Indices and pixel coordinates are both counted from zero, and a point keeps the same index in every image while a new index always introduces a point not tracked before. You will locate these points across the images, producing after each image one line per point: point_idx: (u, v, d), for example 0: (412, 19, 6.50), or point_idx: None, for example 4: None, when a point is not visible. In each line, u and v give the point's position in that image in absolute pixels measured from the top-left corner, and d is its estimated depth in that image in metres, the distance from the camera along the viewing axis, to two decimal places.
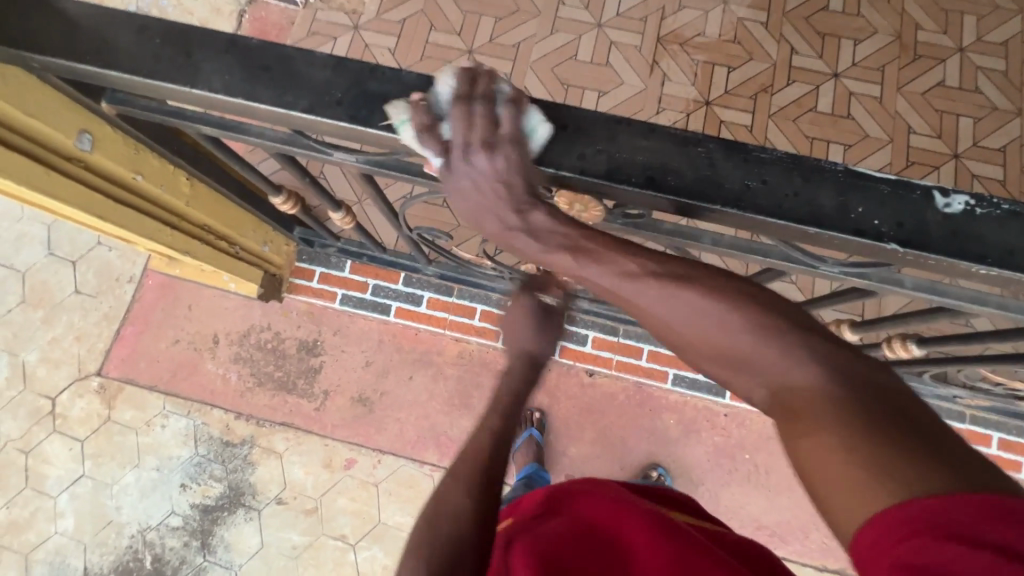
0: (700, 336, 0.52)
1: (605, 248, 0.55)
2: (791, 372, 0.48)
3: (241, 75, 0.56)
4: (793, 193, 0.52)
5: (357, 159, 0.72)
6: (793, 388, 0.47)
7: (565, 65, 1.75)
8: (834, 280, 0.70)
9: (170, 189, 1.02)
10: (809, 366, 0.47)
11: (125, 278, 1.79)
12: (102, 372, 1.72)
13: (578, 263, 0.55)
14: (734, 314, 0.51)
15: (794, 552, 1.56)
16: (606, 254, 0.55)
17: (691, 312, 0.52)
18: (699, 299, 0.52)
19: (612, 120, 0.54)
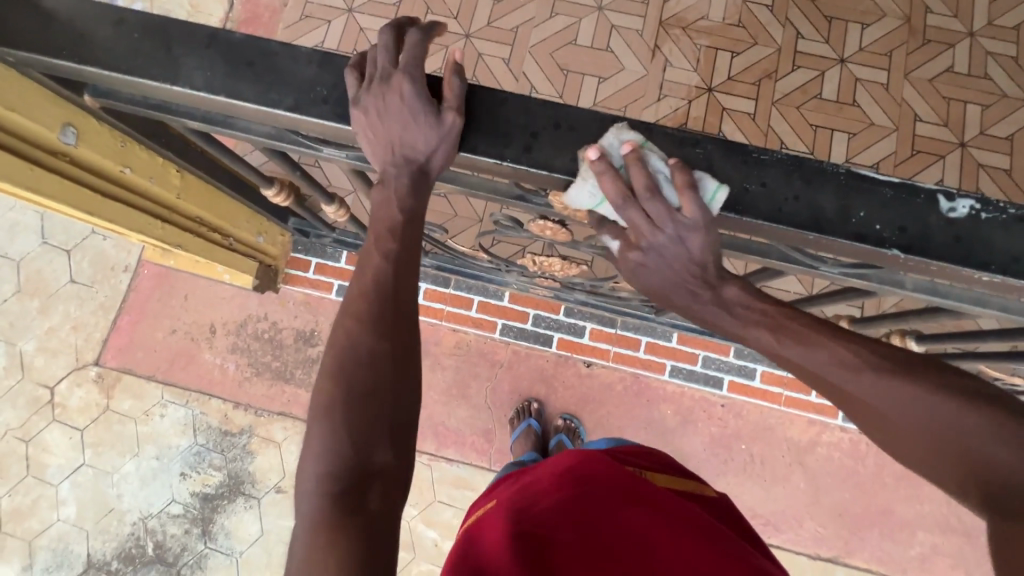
0: (912, 428, 0.52)
1: (797, 324, 0.56)
2: (1017, 472, 0.48)
3: (223, 72, 0.54)
4: (794, 196, 0.51)
5: (346, 155, 0.70)
6: (1017, 485, 0.48)
7: (565, 50, 1.71)
8: (833, 280, 0.69)
9: (160, 182, 1.00)
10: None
11: (120, 267, 1.77)
12: (100, 362, 1.72)
13: (778, 341, 0.57)
14: (954, 407, 0.51)
15: (788, 541, 1.57)
16: (808, 334, 0.56)
17: (907, 404, 0.52)
18: (923, 396, 0.52)
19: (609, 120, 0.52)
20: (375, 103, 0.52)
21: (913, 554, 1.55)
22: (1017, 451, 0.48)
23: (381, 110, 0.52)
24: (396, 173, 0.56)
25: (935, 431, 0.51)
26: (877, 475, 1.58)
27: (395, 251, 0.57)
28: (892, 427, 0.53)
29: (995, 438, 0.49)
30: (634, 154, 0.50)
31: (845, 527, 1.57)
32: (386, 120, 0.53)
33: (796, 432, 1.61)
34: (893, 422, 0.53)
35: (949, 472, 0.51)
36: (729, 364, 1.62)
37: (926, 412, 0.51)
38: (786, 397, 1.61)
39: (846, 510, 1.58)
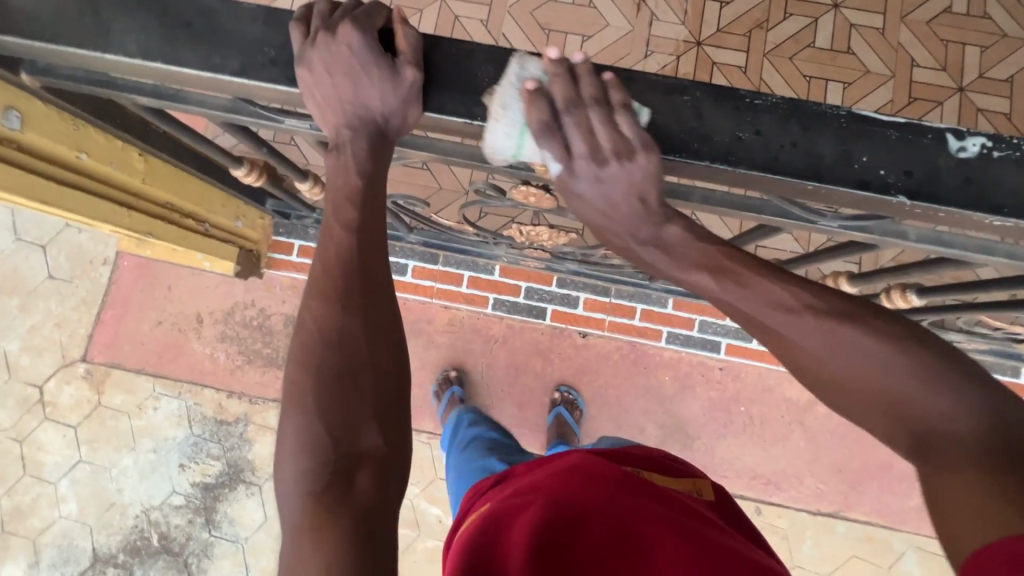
0: (865, 381, 0.48)
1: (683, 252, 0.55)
2: (947, 419, 0.45)
3: (159, 35, 0.49)
4: (790, 143, 0.47)
5: (308, 125, 0.65)
6: (945, 432, 0.45)
7: (546, 8, 1.62)
8: (833, 235, 0.65)
9: (121, 167, 0.95)
10: (965, 413, 0.45)
11: (99, 260, 1.72)
12: (87, 358, 1.69)
13: (718, 285, 0.53)
14: (902, 356, 0.47)
15: (789, 499, 1.59)
16: (746, 275, 0.53)
17: (851, 348, 0.49)
18: (879, 350, 0.48)
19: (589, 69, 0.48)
20: (319, 56, 0.47)
21: (912, 505, 1.56)
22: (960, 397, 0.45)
23: (329, 65, 0.48)
24: (352, 136, 0.52)
25: (896, 387, 0.47)
26: None
27: (363, 223, 0.53)
28: (842, 389, 0.50)
29: (939, 389, 0.46)
30: (534, 93, 0.47)
31: (845, 482, 1.58)
32: (334, 76, 0.49)
33: (795, 392, 1.60)
34: (845, 378, 0.49)
35: (880, 426, 0.48)
36: (727, 327, 1.60)
37: (864, 364, 0.48)
38: None
39: (846, 466, 1.58)
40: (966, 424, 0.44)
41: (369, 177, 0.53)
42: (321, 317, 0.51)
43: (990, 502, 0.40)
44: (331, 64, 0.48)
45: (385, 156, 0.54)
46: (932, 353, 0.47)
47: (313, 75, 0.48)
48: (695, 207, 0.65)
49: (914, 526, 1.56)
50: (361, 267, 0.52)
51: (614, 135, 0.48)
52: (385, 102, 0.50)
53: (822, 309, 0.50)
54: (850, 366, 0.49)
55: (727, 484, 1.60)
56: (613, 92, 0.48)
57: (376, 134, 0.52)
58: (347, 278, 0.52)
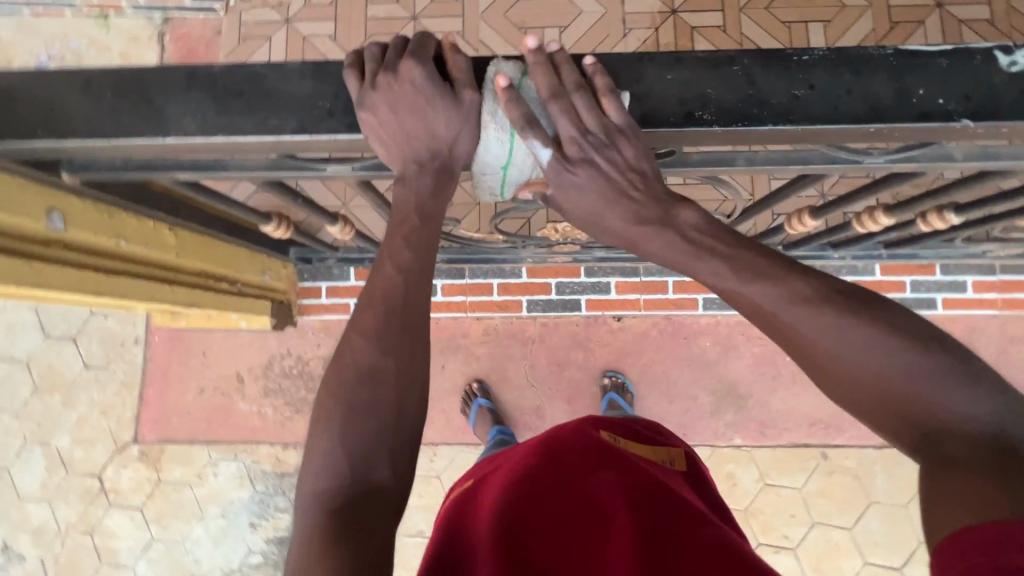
0: (857, 371, 0.48)
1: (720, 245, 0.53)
2: (951, 418, 0.44)
3: (214, 110, 0.50)
4: (846, 91, 0.48)
5: (351, 168, 0.66)
6: (949, 430, 0.44)
7: (518, 7, 1.63)
8: (880, 170, 0.66)
9: (156, 246, 0.96)
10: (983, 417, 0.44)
11: (130, 341, 1.73)
12: (139, 438, 1.70)
13: (701, 262, 0.52)
14: (907, 354, 0.47)
15: (852, 437, 1.60)
16: (742, 260, 0.52)
17: (860, 345, 0.47)
18: (867, 331, 0.48)
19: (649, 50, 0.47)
20: (386, 101, 0.49)
21: None
22: (958, 384, 0.45)
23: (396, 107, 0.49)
24: (418, 173, 0.54)
25: (876, 372, 0.47)
26: None
27: (412, 262, 0.55)
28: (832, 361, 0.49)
29: (932, 381, 0.45)
30: (508, 89, 0.49)
31: None
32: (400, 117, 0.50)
33: None
34: (835, 361, 0.48)
35: (880, 415, 0.47)
36: None
37: (842, 345, 0.48)
38: None
39: None
40: (948, 409, 0.45)
41: (424, 213, 0.56)
42: (359, 352, 0.53)
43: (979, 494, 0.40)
44: (397, 106, 0.49)
45: (449, 187, 0.56)
46: (914, 340, 0.47)
47: (382, 120, 0.49)
48: (741, 170, 0.67)
49: None
50: (403, 308, 0.54)
51: (674, 117, 0.49)
52: (454, 135, 0.51)
53: (809, 298, 0.50)
54: (855, 354, 0.48)
55: (788, 435, 1.61)
56: (598, 79, 0.49)
57: (442, 166, 0.54)
58: (389, 316, 0.54)
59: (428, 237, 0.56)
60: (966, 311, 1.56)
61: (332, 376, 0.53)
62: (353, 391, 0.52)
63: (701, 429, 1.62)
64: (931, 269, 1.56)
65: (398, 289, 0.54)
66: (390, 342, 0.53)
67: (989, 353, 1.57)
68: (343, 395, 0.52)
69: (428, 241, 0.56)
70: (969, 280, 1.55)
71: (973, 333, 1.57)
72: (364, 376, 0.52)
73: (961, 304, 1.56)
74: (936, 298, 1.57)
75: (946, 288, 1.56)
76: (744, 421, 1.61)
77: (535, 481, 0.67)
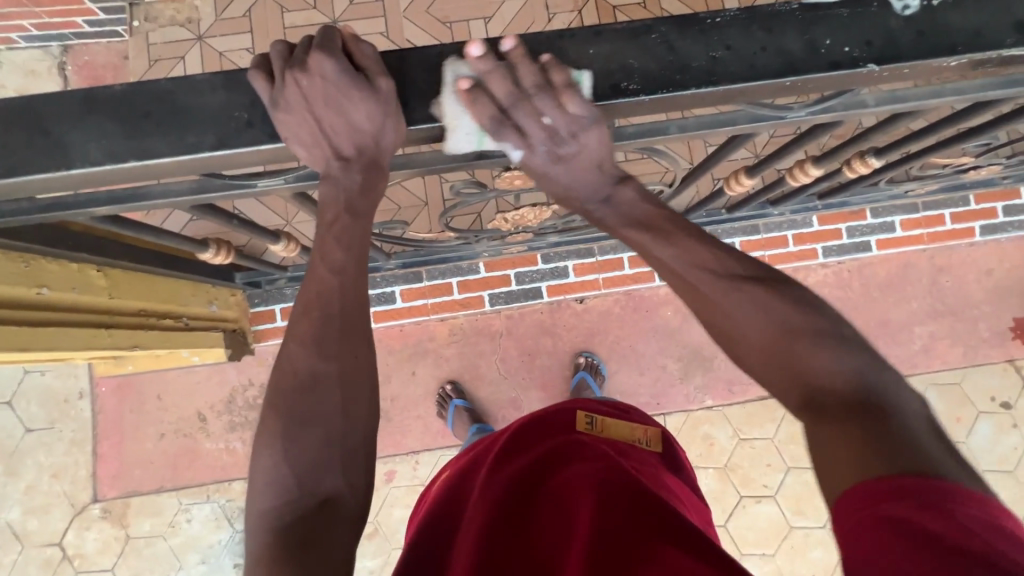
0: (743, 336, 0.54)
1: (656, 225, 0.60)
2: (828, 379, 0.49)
3: (121, 134, 0.46)
4: (761, 48, 0.49)
5: (284, 180, 0.63)
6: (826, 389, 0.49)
7: (440, 1, 1.61)
8: (802, 124, 0.69)
9: (85, 289, 0.91)
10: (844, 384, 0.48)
11: (74, 395, 1.62)
12: (99, 497, 1.60)
13: (654, 240, 0.60)
14: (801, 322, 0.53)
15: None
16: (677, 234, 0.59)
17: (758, 308, 0.54)
18: (752, 300, 0.55)
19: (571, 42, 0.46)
20: (297, 103, 0.48)
21: (918, 348, 1.68)
22: (814, 347, 0.51)
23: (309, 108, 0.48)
24: (344, 171, 0.53)
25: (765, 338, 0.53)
26: (865, 293, 1.69)
27: (346, 262, 0.54)
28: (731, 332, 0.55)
29: (789, 349, 0.52)
30: (471, 92, 0.48)
31: None
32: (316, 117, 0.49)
33: None
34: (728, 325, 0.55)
35: (781, 378, 0.52)
36: None
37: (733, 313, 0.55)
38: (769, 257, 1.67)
39: None
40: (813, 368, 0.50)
41: (355, 210, 0.55)
42: (297, 359, 0.52)
43: (843, 443, 0.44)
44: (311, 106, 0.48)
45: (380, 181, 0.55)
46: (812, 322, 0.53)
47: (297, 124, 0.48)
48: (675, 139, 0.68)
49: (926, 366, 1.68)
50: (341, 312, 0.54)
51: (603, 91, 0.49)
52: (373, 131, 0.50)
53: (714, 268, 0.57)
54: (754, 314, 0.55)
55: (755, 389, 1.68)
56: (555, 73, 0.49)
57: (366, 161, 0.53)
58: (327, 321, 0.53)
59: (361, 233, 0.55)
60: (897, 249, 1.67)
61: (272, 387, 0.53)
62: (294, 399, 0.51)
63: (673, 396, 1.67)
64: (862, 214, 1.65)
65: (335, 292, 0.54)
66: (331, 347, 0.52)
67: (922, 285, 1.68)
68: (284, 405, 0.51)
69: (361, 240, 0.55)
70: (897, 220, 1.66)
71: (906, 268, 1.68)
72: (303, 383, 0.51)
73: (893, 243, 1.67)
74: (869, 240, 1.67)
75: (877, 230, 1.66)
76: (713, 382, 1.67)
77: (516, 473, 0.72)
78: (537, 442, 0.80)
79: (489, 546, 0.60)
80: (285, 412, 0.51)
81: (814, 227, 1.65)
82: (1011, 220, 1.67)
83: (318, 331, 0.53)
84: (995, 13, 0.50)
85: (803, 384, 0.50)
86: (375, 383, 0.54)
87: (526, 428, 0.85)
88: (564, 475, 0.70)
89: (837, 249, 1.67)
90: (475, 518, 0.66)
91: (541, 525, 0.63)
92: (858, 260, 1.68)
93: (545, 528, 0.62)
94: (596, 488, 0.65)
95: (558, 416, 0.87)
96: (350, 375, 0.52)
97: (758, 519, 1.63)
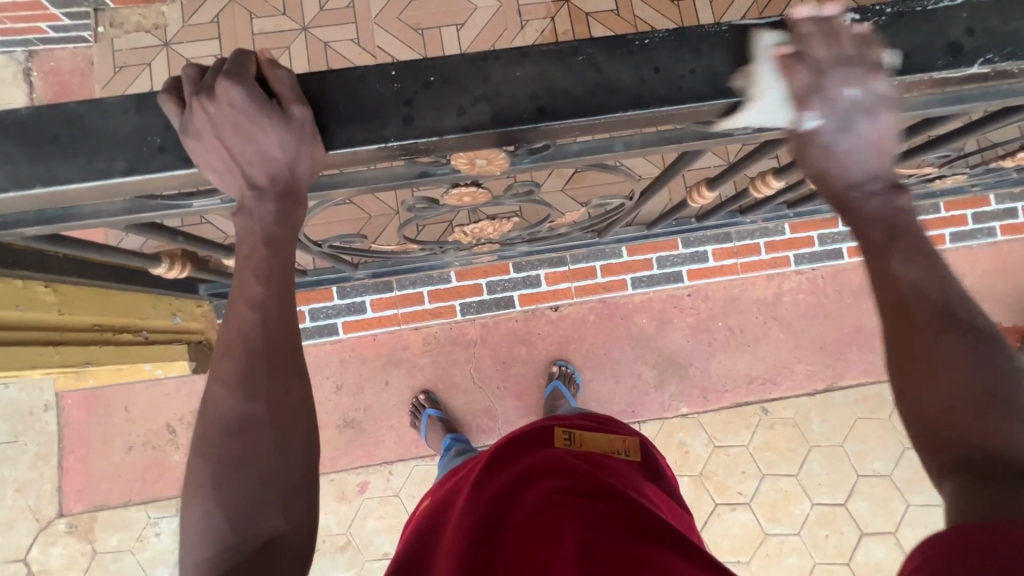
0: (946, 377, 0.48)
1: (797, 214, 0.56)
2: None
3: (27, 160, 0.45)
4: (688, 70, 0.49)
5: (217, 201, 0.62)
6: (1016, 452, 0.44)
7: (411, 8, 1.60)
8: (751, 141, 0.68)
9: (31, 307, 0.89)
10: None
11: (39, 408, 1.59)
12: (64, 512, 1.57)
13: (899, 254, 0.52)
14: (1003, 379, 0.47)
15: (788, 389, 1.68)
16: (911, 249, 0.52)
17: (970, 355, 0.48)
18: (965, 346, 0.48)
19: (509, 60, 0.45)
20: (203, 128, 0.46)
21: None
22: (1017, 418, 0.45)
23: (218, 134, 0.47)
24: (257, 199, 0.51)
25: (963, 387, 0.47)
26: (838, 300, 1.69)
27: (266, 296, 0.52)
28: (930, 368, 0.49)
29: (983, 410, 0.46)
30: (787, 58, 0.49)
31: (828, 356, 1.69)
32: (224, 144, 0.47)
33: (760, 292, 1.68)
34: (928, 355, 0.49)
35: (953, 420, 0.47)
36: (682, 255, 1.66)
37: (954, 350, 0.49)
38: (742, 264, 1.67)
39: (825, 341, 1.69)
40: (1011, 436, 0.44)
41: (272, 241, 0.52)
42: (220, 402, 0.50)
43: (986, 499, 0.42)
44: (218, 132, 0.47)
45: (296, 210, 0.53)
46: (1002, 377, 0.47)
47: (205, 149, 0.47)
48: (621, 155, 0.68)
49: None
50: (266, 347, 0.51)
51: (527, 114, 0.48)
52: (286, 159, 0.49)
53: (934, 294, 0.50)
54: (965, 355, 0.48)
55: (729, 396, 1.68)
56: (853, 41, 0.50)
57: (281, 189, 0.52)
58: (251, 357, 0.51)
59: (281, 264, 0.53)
60: None
61: (198, 433, 0.50)
62: (224, 441, 0.49)
63: (648, 403, 1.66)
64: (834, 222, 1.66)
65: (256, 329, 0.51)
66: (255, 386, 0.50)
67: None
68: (214, 451, 0.49)
69: (282, 272, 0.53)
70: None
71: None
72: (235, 426, 0.49)
73: None
74: (842, 248, 1.67)
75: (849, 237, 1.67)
76: (688, 389, 1.67)
77: (493, 491, 0.70)
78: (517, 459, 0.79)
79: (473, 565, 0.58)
80: (215, 458, 0.49)
81: (787, 235, 1.66)
82: (981, 227, 1.68)
83: (240, 371, 0.50)
84: (924, 36, 0.49)
85: (979, 445, 0.45)
86: (310, 414, 0.52)
87: (504, 448, 0.84)
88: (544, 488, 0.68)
89: (809, 256, 1.68)
90: (456, 539, 0.64)
91: (524, 537, 0.60)
92: (831, 267, 1.68)
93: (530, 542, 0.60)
94: (575, 502, 0.64)
95: (536, 434, 0.86)
96: (279, 412, 0.50)
97: (733, 527, 1.63)
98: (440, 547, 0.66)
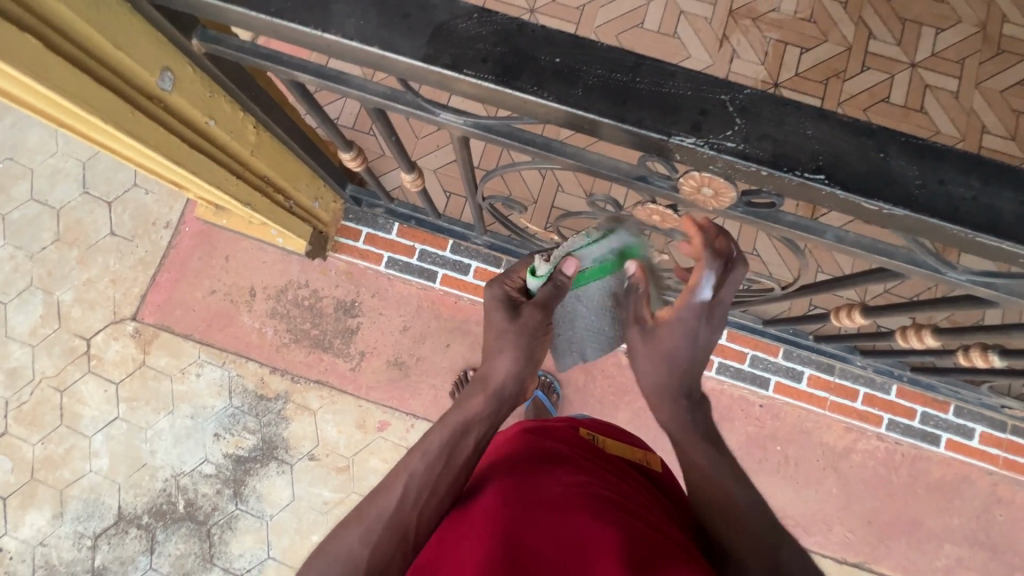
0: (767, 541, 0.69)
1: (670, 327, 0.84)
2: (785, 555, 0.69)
3: (377, 22, 0.51)
4: (970, 195, 0.49)
5: (461, 120, 0.69)
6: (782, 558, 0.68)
7: (632, 32, 1.66)
8: (958, 288, 0.68)
9: (238, 136, 0.97)
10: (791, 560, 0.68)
11: (161, 223, 1.75)
12: (137, 317, 1.71)
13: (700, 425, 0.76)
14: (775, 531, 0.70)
15: (816, 544, 1.56)
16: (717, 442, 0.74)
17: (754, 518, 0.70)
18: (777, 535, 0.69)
19: (801, 116, 0.49)
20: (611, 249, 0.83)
21: (939, 566, 1.54)
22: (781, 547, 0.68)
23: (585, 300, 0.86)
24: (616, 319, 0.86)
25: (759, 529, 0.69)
26: (909, 484, 1.57)
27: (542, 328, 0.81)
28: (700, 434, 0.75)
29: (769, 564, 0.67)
30: None
31: (873, 535, 1.55)
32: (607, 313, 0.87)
33: (832, 437, 1.59)
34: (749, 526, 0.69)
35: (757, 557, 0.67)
36: (778, 365, 1.59)
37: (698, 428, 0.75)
38: (832, 402, 1.58)
39: (876, 517, 1.56)
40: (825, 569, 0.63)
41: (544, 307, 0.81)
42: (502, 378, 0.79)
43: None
44: (589, 263, 0.83)
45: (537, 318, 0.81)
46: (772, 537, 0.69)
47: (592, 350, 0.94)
48: (827, 244, 0.69)
49: None
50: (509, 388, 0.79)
51: (803, 168, 0.49)
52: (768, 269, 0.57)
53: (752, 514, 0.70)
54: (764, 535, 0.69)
55: None
56: None
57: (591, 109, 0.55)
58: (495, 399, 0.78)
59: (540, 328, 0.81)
60: (964, 457, 1.56)
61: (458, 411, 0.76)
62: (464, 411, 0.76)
63: None
64: (945, 407, 1.56)
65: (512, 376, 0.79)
66: (452, 430, 0.74)
67: (973, 505, 1.55)
68: (398, 476, 0.70)
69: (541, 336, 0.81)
70: (977, 429, 1.55)
71: (963, 481, 1.56)
72: (419, 472, 0.69)
73: (962, 449, 1.56)
74: (940, 436, 1.56)
75: (952, 429, 1.56)
76: None
77: (516, 475, 0.72)
78: (535, 431, 0.83)
79: (511, 555, 0.59)
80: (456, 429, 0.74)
81: (890, 396, 1.57)
82: None
83: (448, 424, 0.75)
84: None
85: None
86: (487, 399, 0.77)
87: (522, 428, 0.84)
88: (569, 482, 0.70)
89: (903, 427, 1.57)
90: (483, 517, 0.64)
91: (558, 520, 0.64)
92: (921, 449, 1.57)
93: (564, 527, 0.63)
94: (592, 495, 0.68)
95: (557, 426, 0.86)
96: (454, 450, 0.72)
97: None
98: (459, 519, 0.67)
